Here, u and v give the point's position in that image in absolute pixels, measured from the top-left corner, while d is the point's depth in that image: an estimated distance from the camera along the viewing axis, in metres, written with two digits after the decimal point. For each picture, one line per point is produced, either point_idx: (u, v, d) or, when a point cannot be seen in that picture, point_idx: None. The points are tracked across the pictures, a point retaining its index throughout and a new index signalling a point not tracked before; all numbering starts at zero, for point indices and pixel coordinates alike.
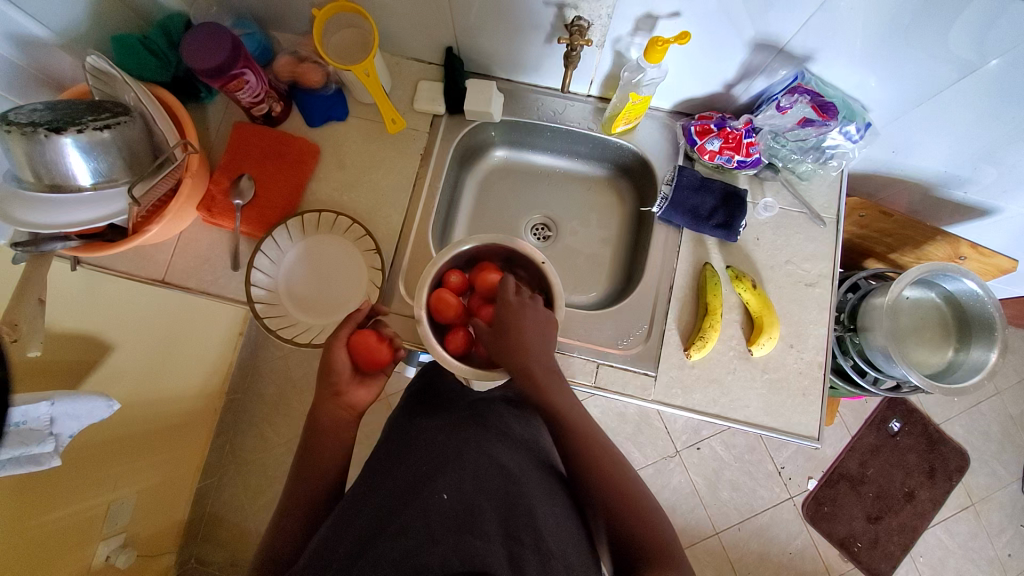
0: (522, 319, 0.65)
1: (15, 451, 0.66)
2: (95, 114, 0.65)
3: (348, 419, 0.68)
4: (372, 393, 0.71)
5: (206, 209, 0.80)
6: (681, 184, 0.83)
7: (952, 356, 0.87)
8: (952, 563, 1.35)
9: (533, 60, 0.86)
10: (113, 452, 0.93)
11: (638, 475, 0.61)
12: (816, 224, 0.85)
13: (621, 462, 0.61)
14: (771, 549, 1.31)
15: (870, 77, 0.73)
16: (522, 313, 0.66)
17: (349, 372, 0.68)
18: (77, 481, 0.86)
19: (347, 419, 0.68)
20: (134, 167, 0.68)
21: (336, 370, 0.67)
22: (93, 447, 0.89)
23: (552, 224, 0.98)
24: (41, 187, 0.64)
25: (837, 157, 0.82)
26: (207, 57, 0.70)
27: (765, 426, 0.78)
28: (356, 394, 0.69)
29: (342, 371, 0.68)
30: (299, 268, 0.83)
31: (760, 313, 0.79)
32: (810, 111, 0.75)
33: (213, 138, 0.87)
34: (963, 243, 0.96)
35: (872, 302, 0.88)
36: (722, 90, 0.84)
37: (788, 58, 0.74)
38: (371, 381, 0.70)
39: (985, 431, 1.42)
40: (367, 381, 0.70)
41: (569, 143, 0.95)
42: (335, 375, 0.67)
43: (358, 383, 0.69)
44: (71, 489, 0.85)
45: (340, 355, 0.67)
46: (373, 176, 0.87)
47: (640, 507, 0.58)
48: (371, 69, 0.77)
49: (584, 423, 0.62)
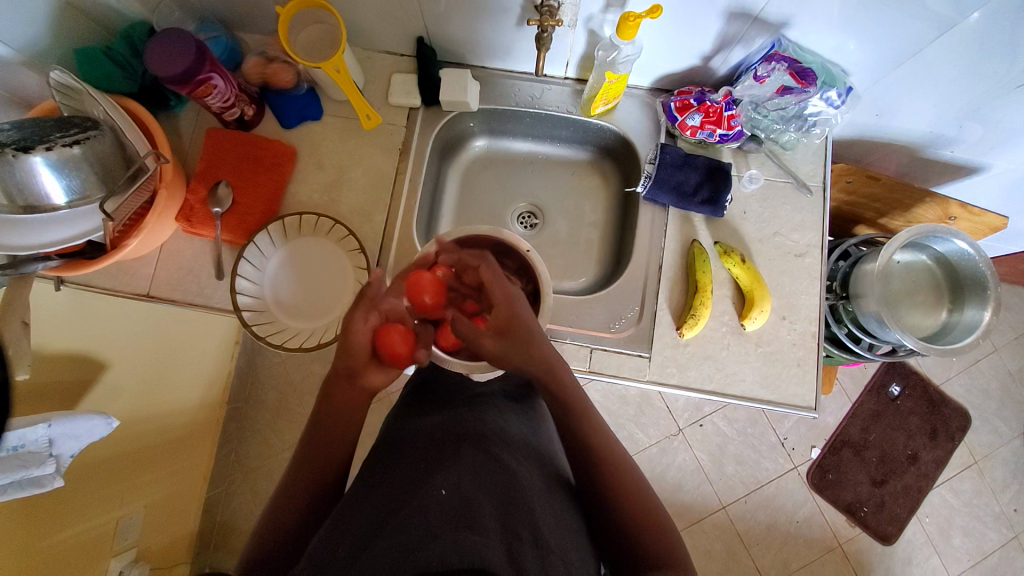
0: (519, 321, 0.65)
1: (14, 476, 0.66)
2: (63, 130, 0.64)
3: (357, 417, 0.65)
4: (388, 379, 0.67)
5: (185, 220, 0.79)
6: (665, 162, 0.82)
7: (945, 317, 0.87)
8: (958, 522, 1.37)
9: (507, 44, 0.84)
10: (115, 471, 0.93)
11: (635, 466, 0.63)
12: (803, 193, 0.84)
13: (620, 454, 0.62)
14: (779, 519, 1.33)
15: (849, 40, 0.72)
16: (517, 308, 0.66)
17: (362, 355, 0.64)
18: (81, 501, 0.86)
19: (359, 399, 0.65)
20: (108, 181, 0.67)
21: (354, 351, 0.64)
22: (93, 466, 0.89)
23: (539, 212, 0.97)
24: (14, 209, 0.63)
25: (820, 125, 0.82)
26: (172, 64, 0.69)
27: (763, 399, 0.78)
28: (373, 377, 0.65)
29: (359, 353, 0.64)
30: (285, 273, 0.82)
31: (751, 287, 0.78)
32: (789, 78, 0.73)
33: (188, 147, 0.85)
34: (953, 203, 0.96)
35: (863, 269, 0.88)
36: (700, 64, 0.82)
37: (765, 25, 0.72)
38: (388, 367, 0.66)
39: (985, 388, 1.43)
40: (387, 365, 0.66)
41: (549, 128, 0.94)
42: (353, 355, 0.64)
43: (374, 367, 0.66)
44: (78, 508, 0.85)
45: (362, 336, 0.64)
46: (352, 175, 0.86)
47: (636, 500, 0.59)
48: (341, 65, 0.76)
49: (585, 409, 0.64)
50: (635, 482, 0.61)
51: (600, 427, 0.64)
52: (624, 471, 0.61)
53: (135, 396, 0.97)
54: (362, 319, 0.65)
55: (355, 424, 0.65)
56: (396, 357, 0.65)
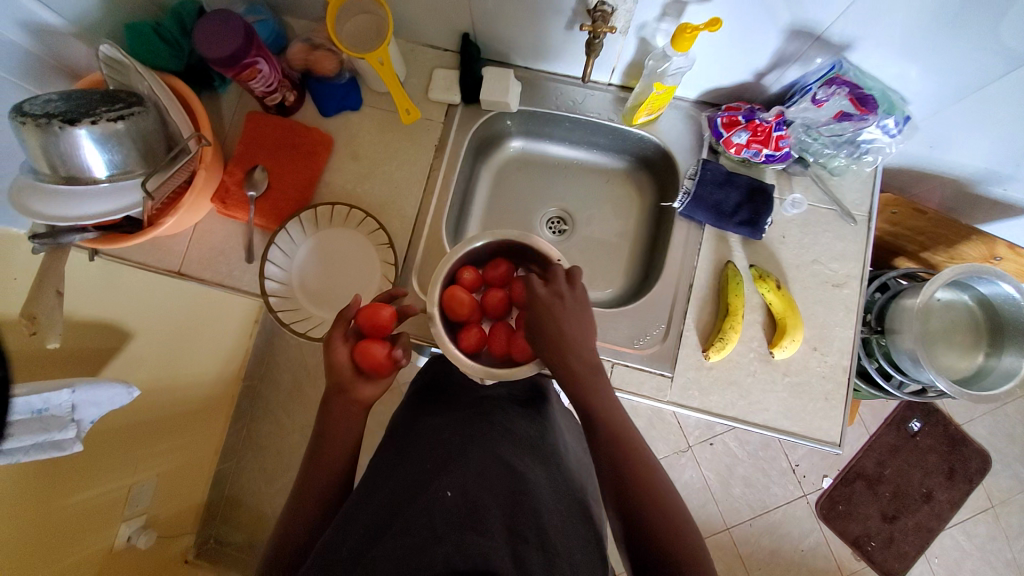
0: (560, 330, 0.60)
1: (38, 437, 0.67)
2: (108, 105, 0.64)
3: (357, 414, 0.66)
4: (381, 388, 0.67)
5: (220, 201, 0.79)
6: (705, 179, 0.80)
7: (982, 362, 0.83)
8: (968, 566, 1.33)
9: (553, 46, 0.83)
10: (130, 440, 0.93)
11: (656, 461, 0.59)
12: (846, 222, 0.81)
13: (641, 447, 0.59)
14: (783, 546, 1.30)
15: (911, 68, 0.69)
16: (556, 321, 0.60)
17: (347, 369, 0.65)
18: (99, 465, 0.87)
19: (356, 411, 0.65)
20: (149, 158, 0.68)
21: (338, 368, 0.65)
22: (112, 432, 0.89)
23: (568, 218, 0.95)
24: (56, 179, 0.64)
25: (873, 152, 0.78)
26: (220, 46, 0.69)
27: (785, 430, 0.76)
28: (364, 389, 0.65)
29: (342, 370, 0.65)
30: (313, 262, 0.82)
31: (784, 315, 0.76)
32: (848, 104, 0.71)
33: (227, 128, 0.86)
34: (1000, 243, 0.92)
35: (901, 303, 0.85)
36: (751, 79, 0.80)
37: (826, 46, 0.69)
38: (377, 377, 0.66)
39: (1009, 432, 1.38)
40: (373, 377, 0.66)
41: (588, 134, 0.92)
42: (335, 372, 0.65)
43: (364, 380, 0.66)
44: (95, 471, 0.86)
45: (340, 352, 0.65)
46: (387, 168, 0.86)
47: (659, 501, 0.55)
48: (385, 57, 0.74)
49: (606, 410, 0.59)
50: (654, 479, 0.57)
51: (621, 421, 0.60)
52: (643, 469, 0.57)
53: (157, 365, 0.98)
54: (339, 337, 0.66)
55: (358, 419, 0.66)
56: (378, 368, 0.65)
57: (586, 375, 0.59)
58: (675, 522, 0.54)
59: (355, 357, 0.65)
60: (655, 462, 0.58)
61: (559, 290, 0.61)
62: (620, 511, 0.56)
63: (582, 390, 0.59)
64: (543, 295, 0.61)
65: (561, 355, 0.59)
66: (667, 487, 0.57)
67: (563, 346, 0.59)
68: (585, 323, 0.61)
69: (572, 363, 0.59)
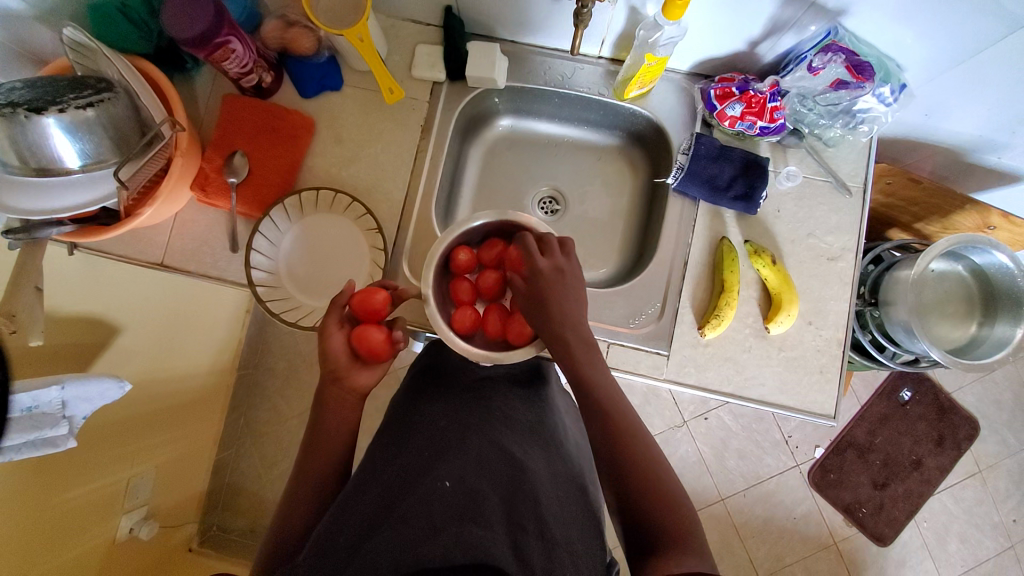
0: (558, 305, 0.58)
1: (29, 435, 0.66)
2: (77, 91, 0.61)
3: (353, 403, 0.65)
4: (377, 376, 0.66)
5: (200, 189, 0.77)
6: (699, 154, 0.78)
7: (975, 331, 0.83)
8: (955, 529, 1.37)
9: (540, 18, 0.79)
10: (146, 425, 0.96)
11: (661, 455, 0.57)
12: (841, 194, 0.80)
13: (647, 442, 0.57)
14: (776, 514, 1.33)
15: (909, 34, 0.67)
16: (557, 295, 0.59)
17: (343, 357, 0.64)
18: (112, 454, 0.89)
19: (353, 401, 0.65)
20: (122, 146, 0.65)
21: (333, 356, 0.63)
22: (120, 422, 0.91)
23: (560, 197, 0.94)
24: (27, 171, 0.61)
25: (868, 122, 0.77)
26: (188, 25, 0.65)
27: (780, 404, 0.77)
28: (359, 376, 0.64)
29: (338, 358, 0.64)
30: (300, 249, 0.81)
31: (779, 290, 0.76)
32: (844, 72, 0.69)
33: (203, 112, 0.83)
34: (994, 212, 0.91)
35: (895, 276, 0.85)
36: (745, 49, 0.77)
37: (821, 12, 0.67)
38: (372, 364, 0.65)
39: (997, 399, 1.40)
40: (370, 364, 0.65)
41: (578, 110, 0.90)
42: (331, 361, 0.63)
43: (359, 367, 0.65)
44: (108, 461, 0.88)
45: (335, 339, 0.64)
46: (372, 150, 0.83)
47: (657, 487, 0.54)
48: (365, 34, 0.71)
49: (616, 399, 0.59)
50: (658, 467, 0.56)
51: (624, 412, 0.58)
52: (650, 460, 0.56)
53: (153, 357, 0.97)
54: (333, 324, 0.65)
55: (354, 407, 0.65)
56: (375, 354, 0.64)
57: (582, 354, 0.58)
58: (679, 517, 0.53)
59: (352, 343, 0.64)
60: (658, 453, 0.57)
61: (563, 266, 0.60)
62: (627, 501, 0.54)
63: (574, 364, 0.59)
64: (544, 267, 0.59)
65: (563, 329, 0.58)
66: (670, 477, 0.56)
67: (560, 323, 0.58)
68: (584, 299, 0.60)
69: (569, 340, 0.59)
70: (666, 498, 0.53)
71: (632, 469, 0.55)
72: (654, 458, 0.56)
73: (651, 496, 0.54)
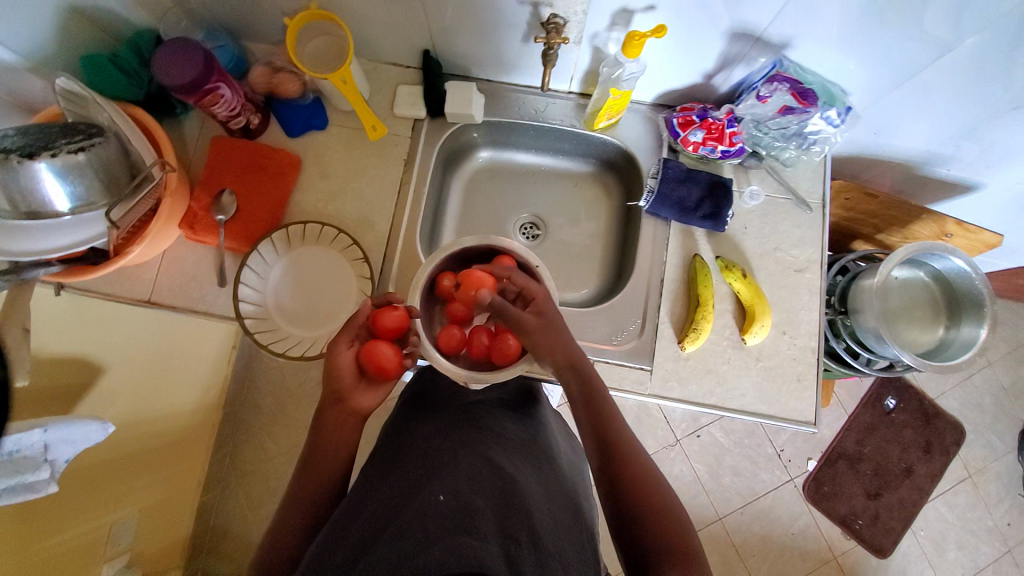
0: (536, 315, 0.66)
1: (6, 481, 0.64)
2: (68, 137, 0.64)
3: (353, 423, 0.65)
4: (380, 398, 0.67)
5: (189, 227, 0.79)
6: (667, 177, 0.83)
7: (942, 334, 0.87)
8: (952, 536, 1.37)
9: (513, 59, 0.85)
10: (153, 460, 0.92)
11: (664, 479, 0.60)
12: (802, 210, 0.85)
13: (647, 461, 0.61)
14: (774, 531, 1.32)
15: (849, 61, 0.73)
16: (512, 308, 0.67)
17: (349, 376, 0.65)
18: (103, 495, 0.84)
19: (354, 422, 0.65)
20: (112, 189, 0.67)
21: (340, 373, 0.65)
22: (122, 460, 0.88)
23: (541, 223, 0.98)
24: (18, 215, 0.63)
25: (820, 142, 0.82)
26: (179, 74, 0.69)
27: (762, 414, 0.79)
28: (362, 397, 0.66)
29: (343, 375, 0.65)
30: (288, 282, 0.82)
31: (752, 302, 0.79)
32: (790, 99, 0.75)
33: (192, 155, 0.86)
34: (949, 221, 0.97)
35: (861, 284, 0.89)
36: (702, 81, 0.84)
37: (766, 46, 0.74)
38: (378, 385, 0.67)
39: (979, 403, 1.44)
40: (375, 385, 0.66)
41: (553, 141, 0.95)
42: (337, 378, 0.65)
43: (365, 386, 0.66)
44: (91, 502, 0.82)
45: (344, 355, 0.65)
46: (357, 184, 0.86)
47: (652, 503, 0.57)
48: (348, 77, 0.76)
49: (613, 423, 0.62)
50: (655, 484, 0.59)
51: (623, 432, 0.62)
52: (650, 483, 0.58)
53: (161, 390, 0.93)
54: (343, 341, 0.67)
55: (354, 428, 0.65)
56: (382, 371, 0.65)
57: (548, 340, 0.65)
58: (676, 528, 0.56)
59: (359, 361, 0.66)
60: (661, 476, 0.60)
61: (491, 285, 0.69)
62: (623, 517, 0.57)
63: (571, 363, 0.65)
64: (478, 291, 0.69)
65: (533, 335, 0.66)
66: (671, 496, 0.58)
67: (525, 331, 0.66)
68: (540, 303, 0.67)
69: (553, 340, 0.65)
70: (661, 511, 0.56)
71: (630, 477, 0.58)
72: (656, 483, 0.59)
73: (643, 500, 0.57)
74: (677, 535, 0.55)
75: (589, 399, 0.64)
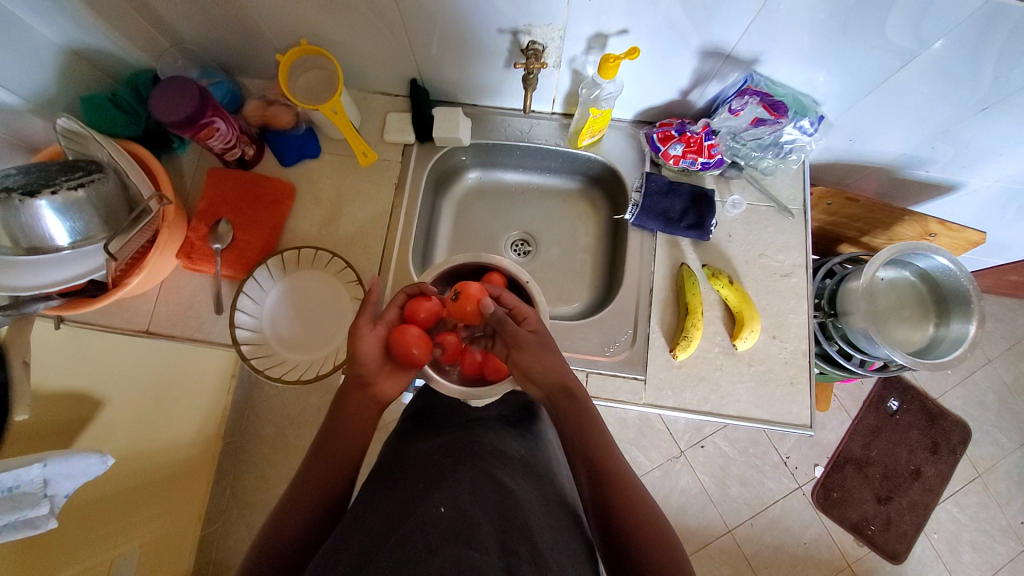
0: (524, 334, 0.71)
1: (5, 518, 0.61)
2: (69, 174, 0.66)
3: (373, 409, 0.69)
4: (400, 386, 0.72)
5: (187, 257, 0.81)
6: (651, 190, 0.85)
7: (933, 331, 0.89)
8: (966, 538, 1.35)
9: (495, 84, 0.89)
10: (153, 493, 0.89)
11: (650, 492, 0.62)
12: (785, 216, 0.87)
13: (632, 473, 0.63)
14: (786, 541, 1.25)
15: (818, 73, 0.77)
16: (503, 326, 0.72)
17: (375, 362, 0.70)
18: (98, 531, 0.81)
19: (373, 412, 0.69)
20: (111, 223, 0.69)
21: (365, 359, 0.69)
22: (121, 493, 0.86)
23: (531, 239, 1.00)
24: (18, 250, 0.65)
25: (797, 151, 0.85)
26: (174, 111, 0.72)
27: (758, 419, 0.79)
28: (385, 384, 0.70)
29: (368, 362, 0.69)
30: (284, 306, 0.84)
31: (740, 308, 0.80)
32: (762, 111, 0.78)
33: (189, 186, 0.88)
34: (931, 221, 1.00)
35: (849, 286, 0.90)
36: (678, 97, 0.87)
37: (737, 62, 0.77)
38: (400, 372, 0.72)
39: (982, 400, 1.45)
40: (396, 373, 0.72)
41: (539, 160, 0.97)
42: (362, 363, 0.69)
43: (387, 372, 0.71)
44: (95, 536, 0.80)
45: (371, 339, 0.69)
46: (350, 209, 0.89)
47: (640, 516, 0.58)
48: (338, 107, 0.79)
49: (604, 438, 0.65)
50: (641, 499, 0.60)
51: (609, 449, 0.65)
52: (639, 496, 0.60)
53: (161, 417, 0.92)
54: (369, 325, 0.70)
55: (373, 415, 0.69)
56: (408, 360, 0.70)
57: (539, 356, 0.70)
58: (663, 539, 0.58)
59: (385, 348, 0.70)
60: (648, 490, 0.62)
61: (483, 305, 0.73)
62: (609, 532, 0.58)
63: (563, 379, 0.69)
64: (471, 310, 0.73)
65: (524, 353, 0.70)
66: (653, 506, 0.61)
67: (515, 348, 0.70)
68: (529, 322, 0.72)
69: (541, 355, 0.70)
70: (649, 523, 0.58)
71: (620, 488, 0.60)
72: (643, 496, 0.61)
73: (633, 510, 0.58)
74: (670, 556, 0.56)
75: (578, 414, 0.67)
